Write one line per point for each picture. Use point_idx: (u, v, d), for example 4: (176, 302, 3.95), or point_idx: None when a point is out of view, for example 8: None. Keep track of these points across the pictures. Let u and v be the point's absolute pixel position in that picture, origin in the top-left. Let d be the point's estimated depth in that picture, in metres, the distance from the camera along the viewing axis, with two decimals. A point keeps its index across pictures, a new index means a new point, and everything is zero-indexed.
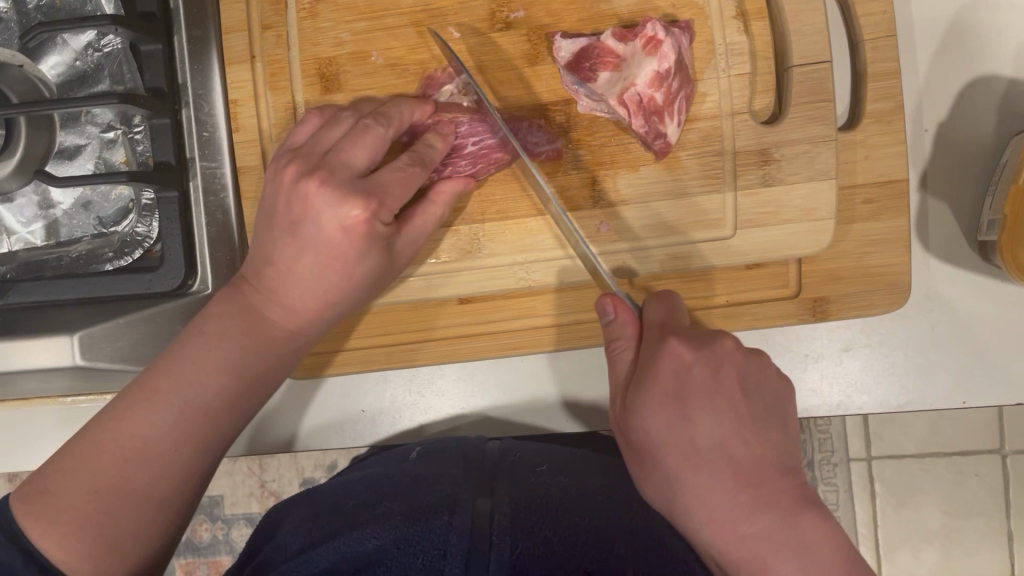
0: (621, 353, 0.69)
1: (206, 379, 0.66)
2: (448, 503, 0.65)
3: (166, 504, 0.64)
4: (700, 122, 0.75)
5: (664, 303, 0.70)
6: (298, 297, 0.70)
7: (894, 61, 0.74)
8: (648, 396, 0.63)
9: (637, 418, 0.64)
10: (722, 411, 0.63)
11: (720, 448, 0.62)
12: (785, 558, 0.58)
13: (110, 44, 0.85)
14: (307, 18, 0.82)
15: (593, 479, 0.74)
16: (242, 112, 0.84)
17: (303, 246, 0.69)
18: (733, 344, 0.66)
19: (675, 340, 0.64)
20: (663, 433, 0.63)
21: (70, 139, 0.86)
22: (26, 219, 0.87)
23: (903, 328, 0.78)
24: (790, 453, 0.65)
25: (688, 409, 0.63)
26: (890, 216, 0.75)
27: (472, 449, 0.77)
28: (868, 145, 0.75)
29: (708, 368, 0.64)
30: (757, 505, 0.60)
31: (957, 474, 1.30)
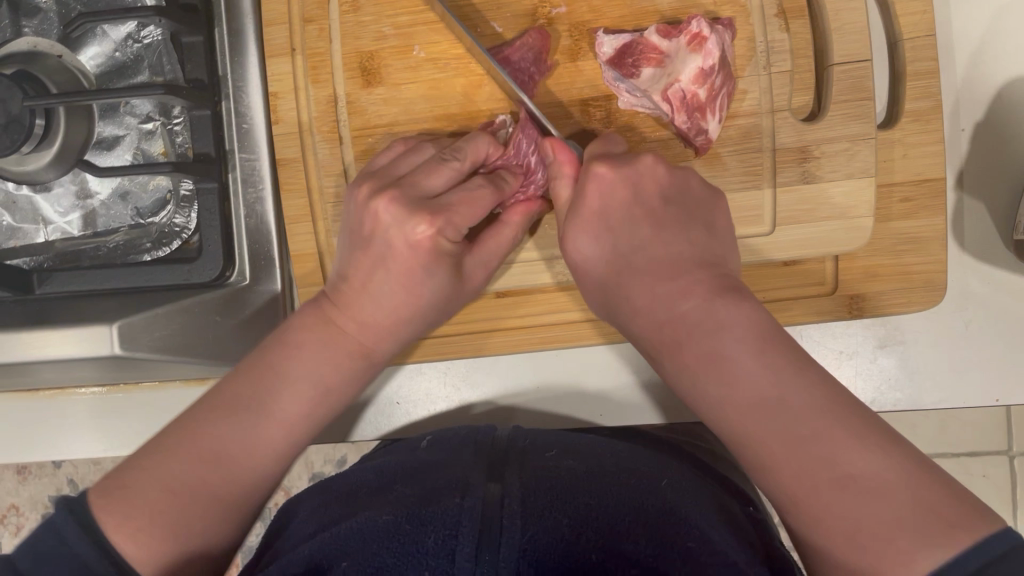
0: (564, 185, 0.72)
1: (287, 394, 0.66)
2: (459, 487, 0.63)
3: (237, 504, 0.62)
4: (740, 119, 0.76)
5: (604, 141, 0.72)
6: (371, 313, 0.71)
7: (934, 60, 0.75)
8: (576, 220, 0.68)
9: (570, 244, 0.68)
10: (643, 218, 0.67)
11: (644, 249, 0.65)
12: (719, 334, 0.57)
13: (150, 35, 0.85)
14: (349, 11, 0.83)
15: (604, 459, 0.71)
16: (282, 105, 0.84)
17: (375, 262, 0.70)
18: (656, 159, 0.69)
19: (592, 162, 0.69)
20: (585, 247, 0.68)
21: (108, 129, 0.86)
22: (63, 209, 0.87)
23: (937, 326, 0.79)
24: (717, 252, 0.66)
25: (613, 227, 0.67)
26: (929, 214, 0.76)
27: (483, 439, 0.75)
28: (907, 143, 0.76)
29: (628, 183, 0.68)
30: (682, 291, 0.61)
31: (965, 475, 1.30)
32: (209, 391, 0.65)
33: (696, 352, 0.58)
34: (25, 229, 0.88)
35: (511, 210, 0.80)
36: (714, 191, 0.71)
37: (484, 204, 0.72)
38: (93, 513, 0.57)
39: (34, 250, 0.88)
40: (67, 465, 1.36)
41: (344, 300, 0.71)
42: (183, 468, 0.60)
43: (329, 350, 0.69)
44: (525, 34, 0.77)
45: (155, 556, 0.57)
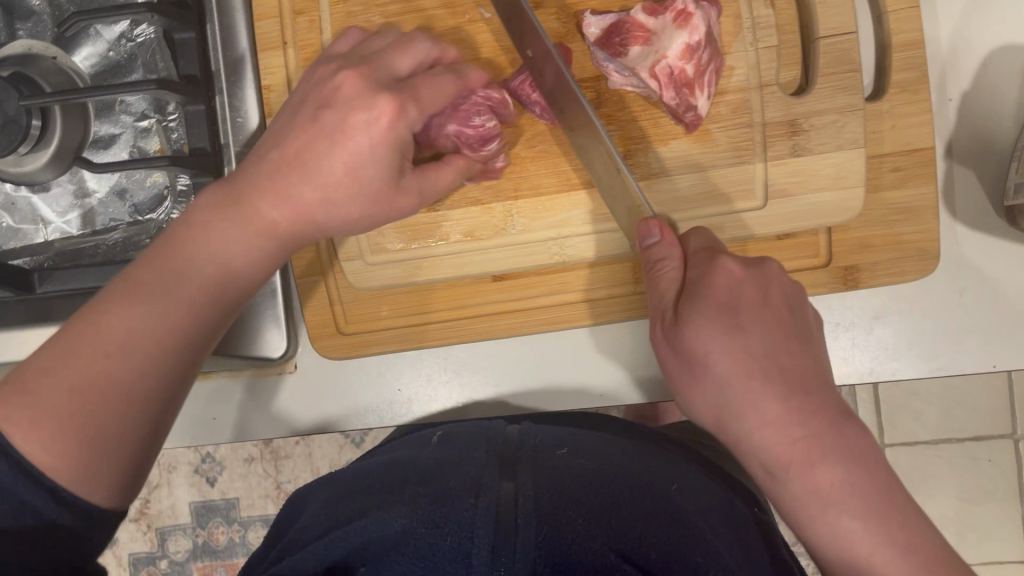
0: (665, 272, 0.68)
1: (200, 269, 0.61)
2: (474, 486, 0.63)
3: (151, 407, 0.57)
4: (729, 95, 0.77)
5: (694, 234, 0.70)
6: (313, 199, 0.65)
7: (918, 31, 0.76)
8: (699, 308, 0.63)
9: (688, 332, 0.63)
10: (777, 323, 0.63)
11: (773, 357, 0.61)
12: (833, 465, 0.58)
13: (142, 33, 0.86)
14: (338, 3, 0.84)
15: (615, 460, 0.71)
16: (274, 97, 0.85)
17: (316, 138, 0.65)
18: (779, 268, 0.65)
19: (726, 258, 0.65)
20: (713, 344, 0.61)
21: (105, 128, 0.87)
22: (62, 209, 0.88)
23: (931, 295, 0.79)
24: (825, 367, 0.63)
25: (741, 320, 0.62)
26: (918, 183, 0.76)
27: (494, 435, 0.75)
28: (894, 114, 0.76)
29: (756, 284, 0.64)
30: (807, 414, 0.59)
31: (972, 461, 1.29)
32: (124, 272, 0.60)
33: (828, 484, 0.58)
34: (25, 230, 0.88)
35: (505, 194, 0.80)
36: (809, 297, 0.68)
37: (444, 94, 0.71)
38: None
39: (34, 250, 0.89)
40: None
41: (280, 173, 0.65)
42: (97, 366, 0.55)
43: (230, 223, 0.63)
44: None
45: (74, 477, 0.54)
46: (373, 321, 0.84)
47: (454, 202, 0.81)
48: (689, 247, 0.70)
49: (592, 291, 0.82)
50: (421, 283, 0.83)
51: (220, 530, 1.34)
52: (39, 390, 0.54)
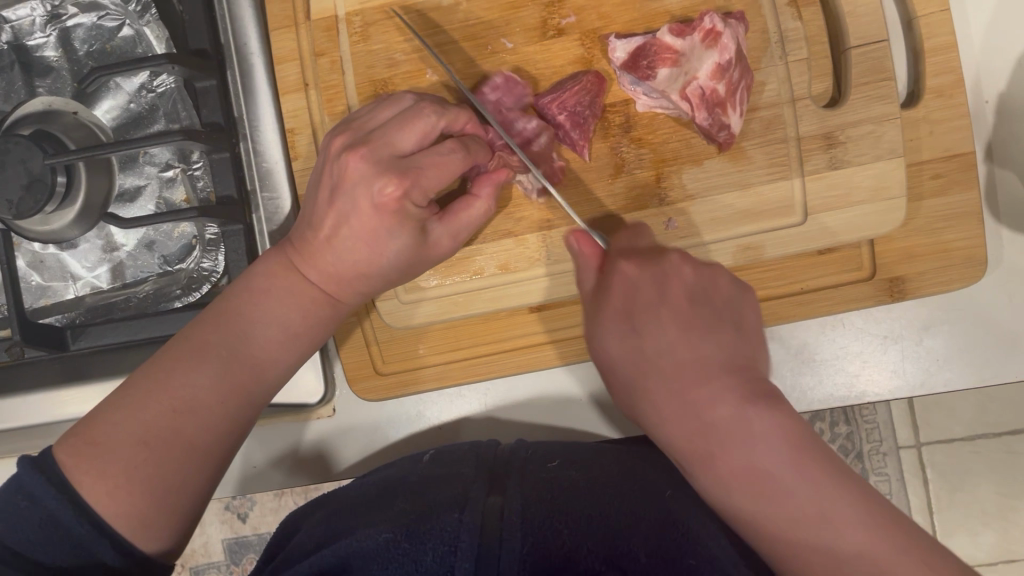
0: (586, 275, 0.70)
1: (253, 340, 0.68)
2: (460, 501, 0.62)
3: (208, 463, 0.64)
4: (761, 111, 0.75)
5: (634, 233, 0.72)
6: (333, 265, 0.70)
7: (952, 35, 0.74)
8: (602, 318, 0.66)
9: (596, 341, 0.66)
10: (672, 317, 0.64)
11: (671, 354, 0.62)
12: (745, 443, 0.57)
13: (162, 84, 0.85)
14: (359, 41, 0.81)
15: (608, 470, 0.69)
16: (299, 141, 0.83)
17: (340, 219, 0.69)
18: (678, 258, 0.67)
19: (622, 263, 0.67)
20: (611, 347, 0.65)
21: (130, 180, 0.87)
22: (91, 264, 0.88)
23: (979, 301, 0.77)
24: (743, 352, 0.63)
25: (637, 322, 0.64)
26: (961, 189, 0.75)
27: (488, 449, 0.74)
28: (932, 120, 0.75)
29: (654, 281, 0.66)
30: (693, 381, 0.61)
31: (1011, 455, 1.24)
32: (182, 334, 0.67)
33: (730, 463, 0.58)
34: (54, 287, 0.88)
35: (538, 226, 0.79)
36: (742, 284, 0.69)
37: (454, 170, 0.69)
38: (69, 479, 0.60)
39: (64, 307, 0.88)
40: None
41: (304, 251, 0.71)
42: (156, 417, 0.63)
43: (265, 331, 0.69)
44: (579, 74, 0.76)
45: (129, 522, 0.61)
46: (415, 359, 0.83)
47: (485, 235, 0.80)
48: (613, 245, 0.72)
49: None
50: (458, 318, 0.81)
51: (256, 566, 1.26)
52: (109, 437, 0.62)
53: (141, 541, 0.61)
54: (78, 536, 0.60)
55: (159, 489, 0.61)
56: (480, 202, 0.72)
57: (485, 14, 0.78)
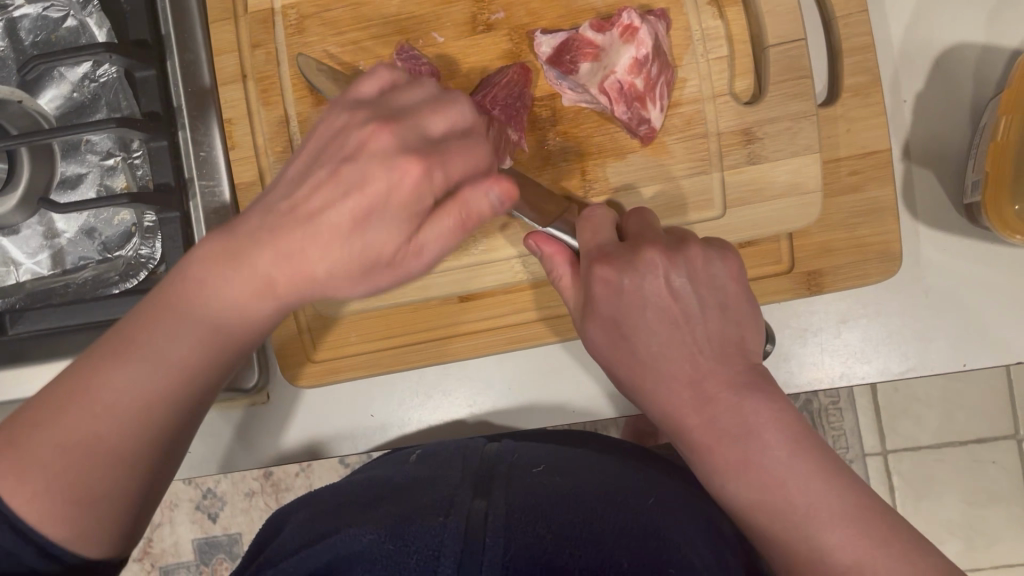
0: (563, 282, 0.67)
1: (119, 384, 0.54)
2: (443, 507, 0.63)
3: (103, 510, 0.55)
4: (683, 107, 0.77)
5: (636, 217, 0.68)
6: (225, 305, 0.55)
7: (867, 35, 0.76)
8: (592, 324, 0.63)
9: (588, 341, 0.64)
10: (658, 320, 0.60)
11: (675, 369, 0.59)
12: (764, 461, 0.55)
13: (105, 74, 0.87)
14: (294, 33, 0.83)
15: (589, 479, 0.70)
16: (237, 130, 0.85)
17: (204, 275, 0.55)
18: (655, 257, 0.61)
19: (599, 267, 0.62)
20: (607, 353, 0.62)
21: (71, 168, 0.88)
22: (32, 250, 0.88)
23: (898, 297, 0.79)
24: (728, 338, 0.60)
25: (627, 330, 0.61)
26: (876, 185, 0.76)
27: (471, 449, 0.76)
28: (849, 118, 0.77)
29: (634, 289, 0.61)
30: (745, 445, 0.55)
31: (975, 464, 1.25)
32: (72, 364, 0.56)
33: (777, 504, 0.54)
34: None
35: None
36: (715, 247, 0.64)
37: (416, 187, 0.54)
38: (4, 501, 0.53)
39: (6, 292, 0.89)
40: None
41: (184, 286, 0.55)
42: (40, 460, 0.53)
43: (187, 329, 0.55)
44: (506, 68, 0.78)
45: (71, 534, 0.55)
46: (346, 346, 0.84)
47: None
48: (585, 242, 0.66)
49: (560, 310, 0.82)
50: (388, 307, 0.83)
51: (225, 566, 1.23)
52: None
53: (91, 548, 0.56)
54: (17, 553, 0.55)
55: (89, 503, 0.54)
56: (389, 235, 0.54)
57: (417, 9, 0.80)
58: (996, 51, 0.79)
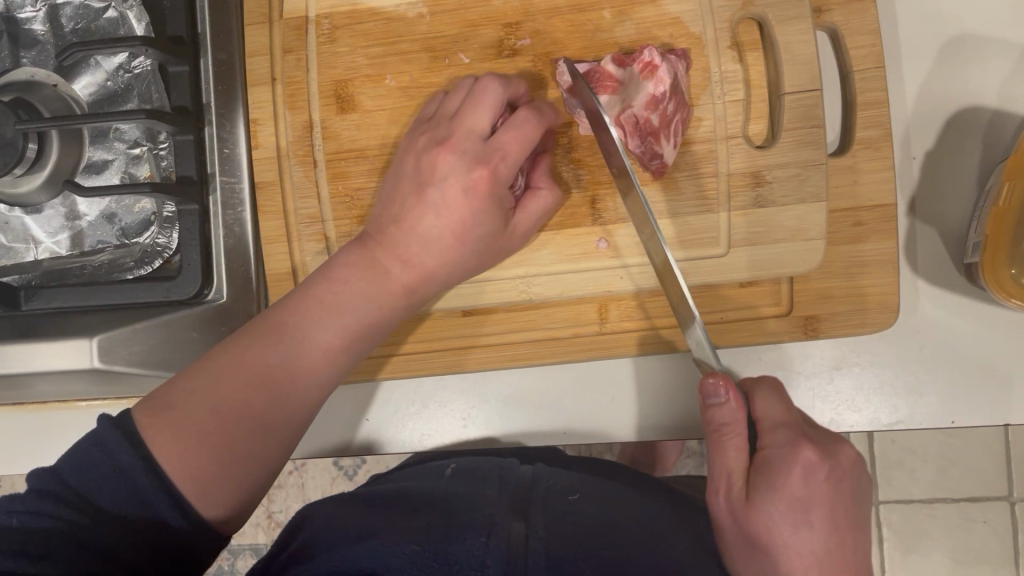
0: (727, 457, 0.70)
1: (300, 349, 0.67)
2: (485, 523, 0.68)
3: (269, 460, 0.65)
4: (696, 145, 0.79)
5: (771, 391, 0.73)
6: (416, 253, 0.74)
7: (882, 91, 0.78)
8: (774, 498, 0.67)
9: (757, 513, 0.67)
10: (826, 512, 0.68)
11: (814, 553, 0.68)
12: None
13: (140, 66, 0.90)
14: (325, 43, 0.84)
15: (623, 514, 0.77)
16: (261, 131, 0.86)
17: (411, 223, 0.74)
18: (851, 452, 0.70)
19: (808, 449, 0.67)
20: (779, 533, 0.67)
21: (98, 154, 0.91)
22: (53, 229, 0.91)
23: (891, 347, 0.80)
24: (849, 531, 0.70)
25: (810, 516, 0.67)
26: (879, 238, 0.78)
27: (506, 471, 0.84)
28: (858, 170, 0.78)
29: (832, 476, 0.68)
30: None
31: (965, 521, 1.31)
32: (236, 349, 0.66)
33: None
34: (16, 248, 0.92)
35: None
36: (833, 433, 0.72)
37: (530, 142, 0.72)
38: (142, 434, 0.59)
39: (23, 269, 0.92)
40: None
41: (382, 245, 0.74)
42: (240, 394, 0.63)
43: (344, 343, 0.70)
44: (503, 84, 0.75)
45: (189, 482, 0.59)
46: None
47: None
48: (758, 408, 0.72)
49: (561, 332, 0.84)
50: None
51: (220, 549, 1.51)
52: (184, 403, 0.62)
53: (203, 502, 0.60)
54: (139, 487, 0.58)
55: (224, 459, 0.61)
56: (543, 192, 0.77)
57: (447, 29, 0.83)
58: (1007, 116, 0.80)
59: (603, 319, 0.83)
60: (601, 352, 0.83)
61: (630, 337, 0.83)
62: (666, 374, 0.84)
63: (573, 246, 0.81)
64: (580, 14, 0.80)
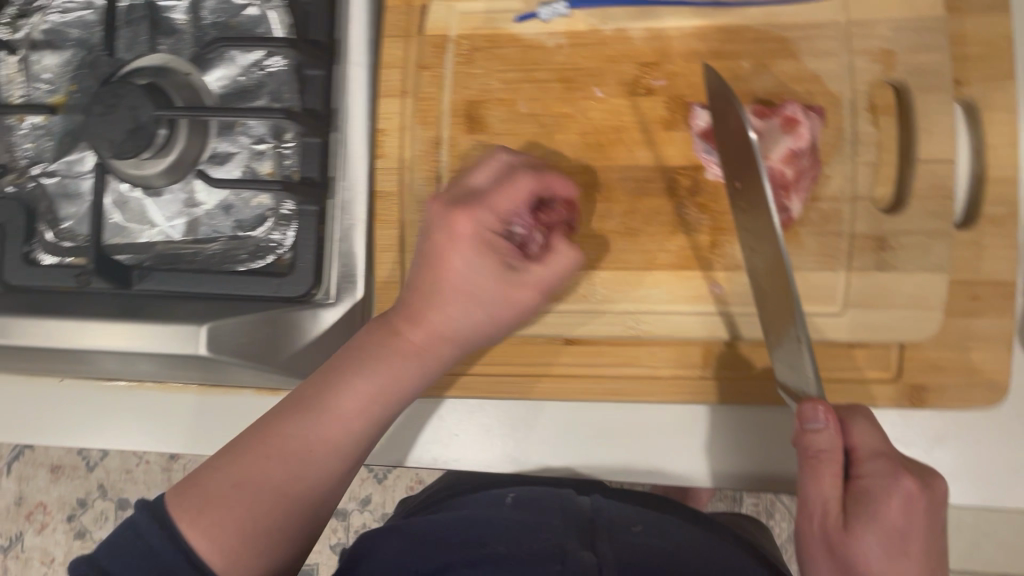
0: (822, 486, 0.68)
1: (321, 430, 0.74)
2: (557, 553, 0.73)
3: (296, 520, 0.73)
4: (822, 203, 0.79)
5: (865, 416, 0.73)
6: (438, 325, 0.79)
7: (1016, 170, 0.78)
8: (868, 526, 0.65)
9: (855, 541, 0.65)
10: (921, 544, 0.66)
11: None
12: None
13: (274, 65, 0.93)
14: (463, 63, 0.86)
15: (680, 540, 0.81)
16: (387, 141, 0.88)
17: (431, 298, 0.79)
18: (945, 485, 0.68)
19: (908, 478, 0.66)
20: (874, 561, 0.65)
21: (223, 146, 0.93)
22: (170, 214, 0.93)
23: (996, 426, 0.79)
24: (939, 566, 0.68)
25: (909, 547, 0.65)
26: (997, 315, 0.78)
27: (568, 501, 0.85)
28: (981, 245, 0.78)
29: (929, 507, 0.66)
30: None
31: None
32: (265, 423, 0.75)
33: None
34: (131, 228, 0.94)
35: (591, 263, 0.83)
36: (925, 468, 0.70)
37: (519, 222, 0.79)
38: (173, 518, 0.68)
39: (136, 249, 0.94)
40: (99, 469, 1.57)
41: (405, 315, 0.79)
42: (263, 467, 0.72)
43: (376, 391, 0.77)
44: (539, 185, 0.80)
45: (223, 565, 0.68)
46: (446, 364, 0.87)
47: None
48: (855, 439, 0.71)
49: (662, 370, 0.83)
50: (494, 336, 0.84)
51: None
52: (217, 490, 0.70)
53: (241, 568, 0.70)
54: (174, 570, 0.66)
55: (250, 535, 0.70)
56: (561, 253, 0.79)
57: (584, 62, 0.84)
58: None
59: (705, 364, 0.82)
60: (696, 398, 0.82)
61: (735, 384, 0.82)
62: (767, 425, 0.82)
63: (689, 287, 0.81)
64: (719, 61, 0.81)
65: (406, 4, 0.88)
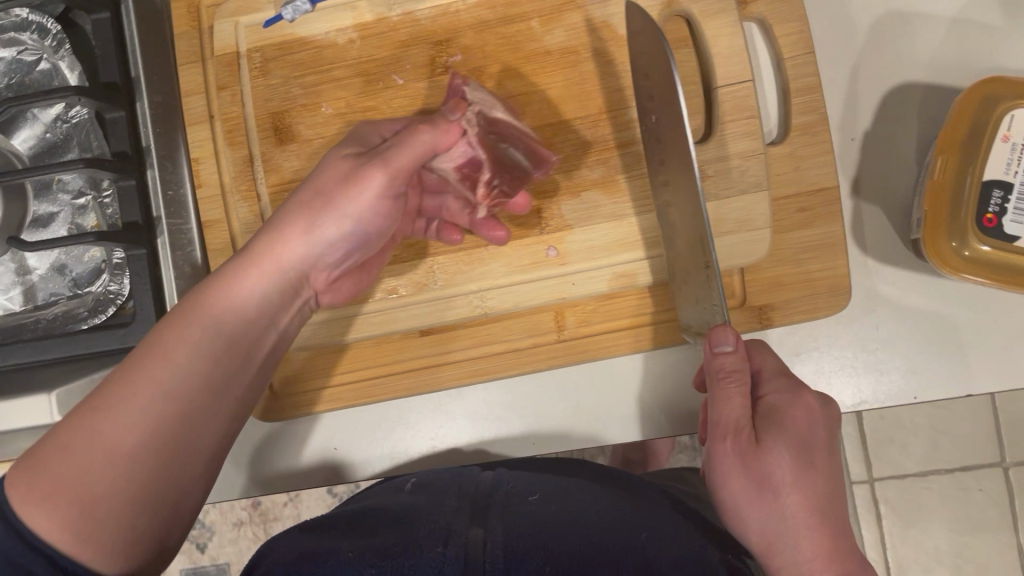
0: (730, 403, 0.66)
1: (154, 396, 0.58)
2: (442, 533, 0.63)
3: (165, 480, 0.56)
4: (635, 146, 0.80)
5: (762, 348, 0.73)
6: None
7: (813, 76, 0.78)
8: (782, 437, 0.65)
9: (769, 452, 0.64)
10: (823, 457, 0.66)
11: (812, 493, 0.64)
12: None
13: (77, 115, 0.85)
14: (258, 76, 0.85)
15: (587, 508, 0.70)
16: (203, 169, 0.86)
17: None
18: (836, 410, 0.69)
19: (811, 393, 0.67)
20: (785, 469, 0.64)
21: (43, 208, 0.90)
22: (5, 286, 0.89)
23: (849, 327, 0.81)
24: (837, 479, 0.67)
25: (814, 457, 0.65)
26: (823, 222, 0.78)
27: (468, 480, 0.75)
28: (796, 156, 0.79)
29: (826, 426, 0.68)
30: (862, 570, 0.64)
31: (962, 491, 1.33)
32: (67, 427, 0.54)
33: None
34: None
35: (426, 251, 0.82)
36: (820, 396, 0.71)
37: None
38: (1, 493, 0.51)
39: None
40: None
41: None
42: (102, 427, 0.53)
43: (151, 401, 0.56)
44: None
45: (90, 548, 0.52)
46: (305, 381, 0.85)
47: None
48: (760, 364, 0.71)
49: (519, 340, 0.83)
50: (353, 340, 0.84)
51: None
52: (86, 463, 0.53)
53: (94, 564, 0.52)
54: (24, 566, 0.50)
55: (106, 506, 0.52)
56: None
57: (378, 52, 0.83)
58: (939, 89, 0.81)
59: (559, 327, 0.83)
60: (560, 359, 0.83)
61: (589, 340, 0.83)
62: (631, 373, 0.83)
63: (522, 257, 0.81)
64: (508, 26, 0.82)
65: (196, 28, 0.87)
